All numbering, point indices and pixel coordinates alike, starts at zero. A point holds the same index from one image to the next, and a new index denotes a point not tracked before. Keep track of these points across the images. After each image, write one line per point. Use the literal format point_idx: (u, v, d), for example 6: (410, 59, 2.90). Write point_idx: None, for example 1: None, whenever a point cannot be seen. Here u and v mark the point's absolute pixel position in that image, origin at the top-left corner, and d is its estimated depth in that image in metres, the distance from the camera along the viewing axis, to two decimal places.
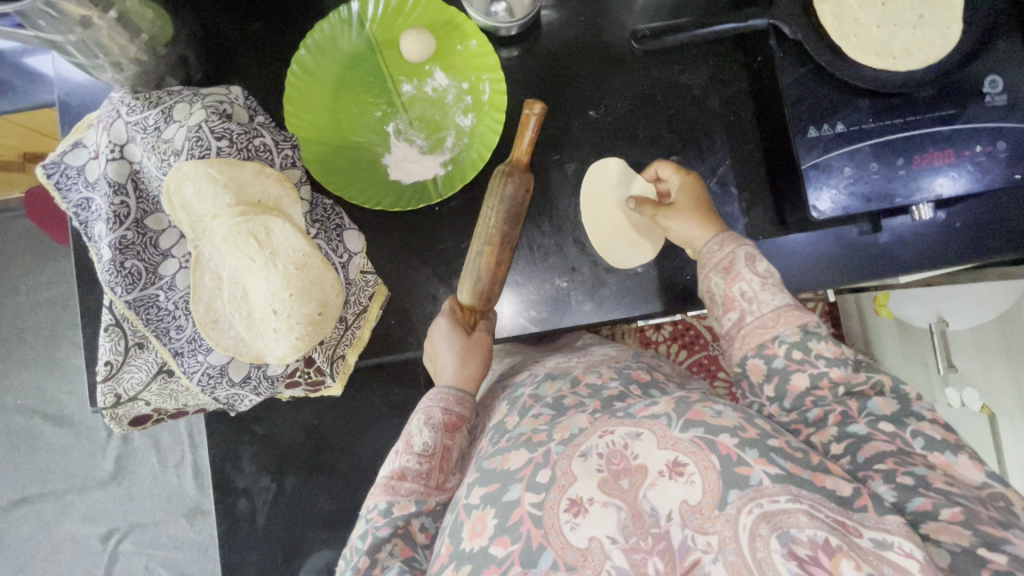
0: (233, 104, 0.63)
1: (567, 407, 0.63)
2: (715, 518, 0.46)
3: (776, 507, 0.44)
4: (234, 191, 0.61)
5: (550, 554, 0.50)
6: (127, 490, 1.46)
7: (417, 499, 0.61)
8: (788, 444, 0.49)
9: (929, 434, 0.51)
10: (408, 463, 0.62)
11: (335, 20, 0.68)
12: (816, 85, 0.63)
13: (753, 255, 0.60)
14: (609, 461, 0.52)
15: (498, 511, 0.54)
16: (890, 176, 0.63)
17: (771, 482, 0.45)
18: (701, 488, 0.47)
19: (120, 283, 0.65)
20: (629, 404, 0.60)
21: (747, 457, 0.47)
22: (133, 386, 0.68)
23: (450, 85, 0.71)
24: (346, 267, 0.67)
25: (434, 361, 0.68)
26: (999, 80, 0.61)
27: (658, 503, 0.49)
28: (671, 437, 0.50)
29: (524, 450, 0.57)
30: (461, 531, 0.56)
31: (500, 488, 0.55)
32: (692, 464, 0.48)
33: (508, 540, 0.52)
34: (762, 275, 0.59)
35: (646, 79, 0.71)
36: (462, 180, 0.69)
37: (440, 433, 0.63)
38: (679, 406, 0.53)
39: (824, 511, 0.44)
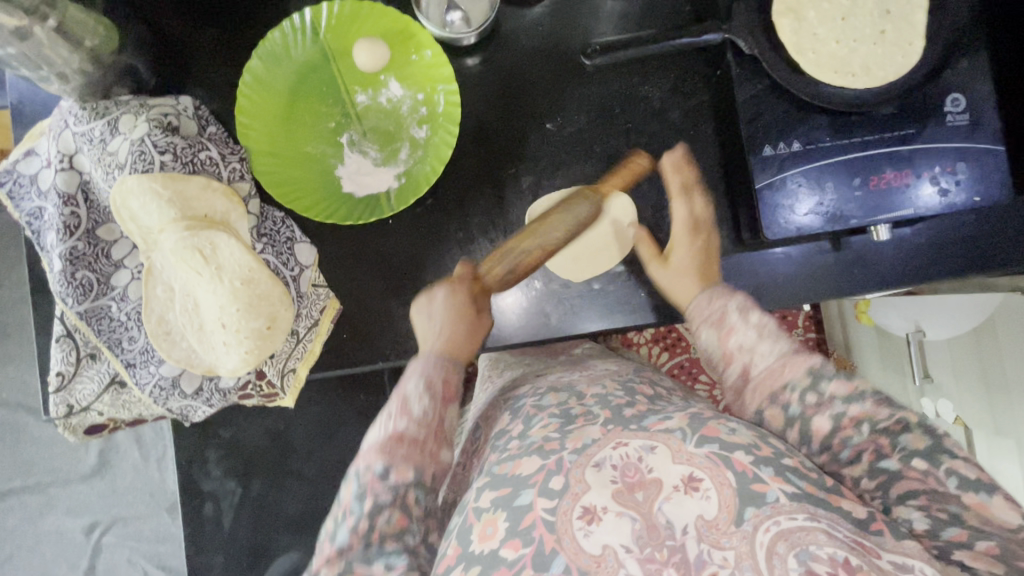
0: (179, 115, 0.63)
1: (576, 415, 0.59)
2: (731, 534, 0.43)
3: (793, 525, 0.43)
4: (179, 206, 0.59)
5: (563, 558, 0.45)
6: (110, 484, 1.47)
7: (417, 466, 0.53)
8: (801, 465, 0.49)
9: (964, 473, 0.46)
10: (406, 424, 0.55)
11: (286, 28, 0.66)
12: (773, 102, 0.62)
13: (745, 308, 0.60)
14: (624, 473, 0.48)
15: (508, 514, 0.49)
16: (845, 196, 0.62)
17: (788, 500, 0.44)
18: (718, 503, 0.45)
19: (71, 293, 0.65)
20: (632, 410, 0.59)
21: (763, 474, 0.46)
22: (85, 397, 0.68)
23: (405, 96, 0.70)
24: (296, 280, 0.67)
25: (422, 332, 0.64)
26: (962, 98, 0.60)
27: (674, 516, 0.45)
28: (687, 452, 0.48)
29: (536, 456, 0.53)
30: (469, 533, 0.50)
31: (512, 492, 0.50)
32: (707, 479, 0.46)
33: (519, 544, 0.47)
34: (756, 325, 0.58)
35: (604, 92, 0.69)
36: (415, 194, 0.68)
37: (437, 401, 0.57)
38: (693, 422, 0.51)
39: (841, 531, 0.44)
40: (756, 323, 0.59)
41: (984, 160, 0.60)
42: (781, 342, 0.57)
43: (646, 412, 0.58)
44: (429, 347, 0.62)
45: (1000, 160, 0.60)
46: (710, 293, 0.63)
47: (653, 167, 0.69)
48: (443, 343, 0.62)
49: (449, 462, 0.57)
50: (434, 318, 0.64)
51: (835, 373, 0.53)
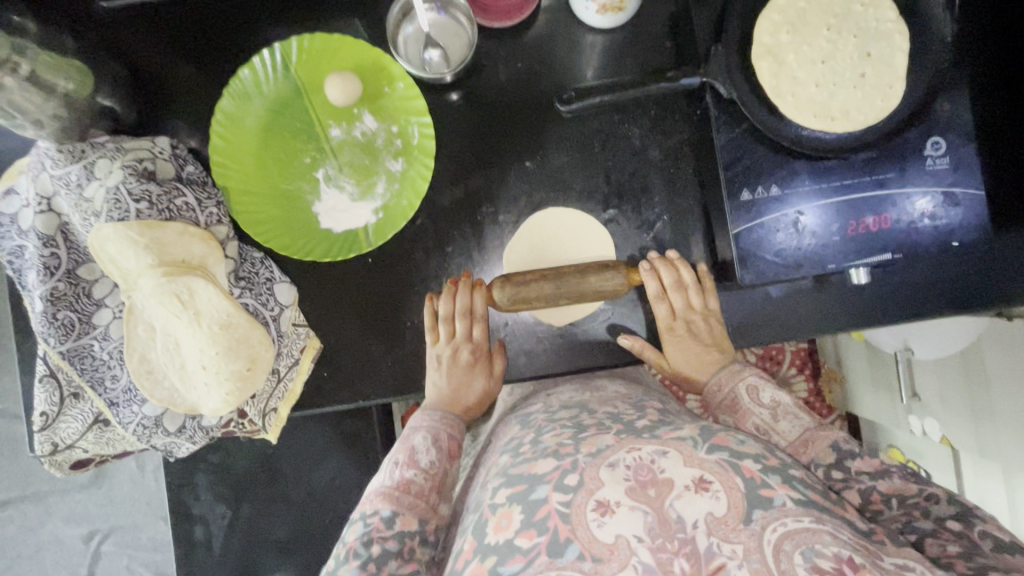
0: (156, 159, 0.63)
1: (589, 424, 0.54)
2: (740, 530, 0.41)
3: (798, 525, 0.41)
4: (156, 252, 0.59)
5: (577, 546, 0.42)
6: (108, 494, 1.40)
7: (422, 516, 0.55)
8: (806, 477, 0.46)
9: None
10: (414, 475, 0.57)
11: (256, 66, 0.66)
12: (752, 146, 0.62)
13: (757, 387, 0.63)
14: (636, 473, 0.45)
15: (525, 506, 0.46)
16: (824, 241, 0.61)
17: (794, 504, 0.43)
18: (727, 502, 0.43)
19: (54, 333, 0.64)
20: (645, 421, 0.54)
21: (770, 480, 0.44)
22: (69, 435, 0.69)
23: (379, 129, 0.69)
24: (277, 321, 0.67)
25: (433, 382, 0.68)
26: (942, 141, 0.60)
27: (685, 511, 0.43)
28: (698, 457, 0.45)
29: (551, 458, 0.49)
30: (484, 526, 0.47)
31: (526, 487, 0.47)
32: (716, 481, 0.43)
33: (535, 532, 0.44)
34: (772, 405, 0.61)
35: (583, 130, 0.69)
36: (393, 229, 0.68)
37: (445, 458, 0.61)
38: (702, 431, 0.48)
39: (845, 532, 0.42)
40: (770, 399, 0.61)
41: (964, 205, 0.60)
42: (797, 417, 0.59)
43: (659, 423, 0.53)
44: (433, 404, 0.67)
45: (978, 204, 0.60)
46: (725, 376, 0.65)
47: (696, 283, 0.66)
48: (447, 394, 0.67)
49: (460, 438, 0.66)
50: (445, 370, 0.67)
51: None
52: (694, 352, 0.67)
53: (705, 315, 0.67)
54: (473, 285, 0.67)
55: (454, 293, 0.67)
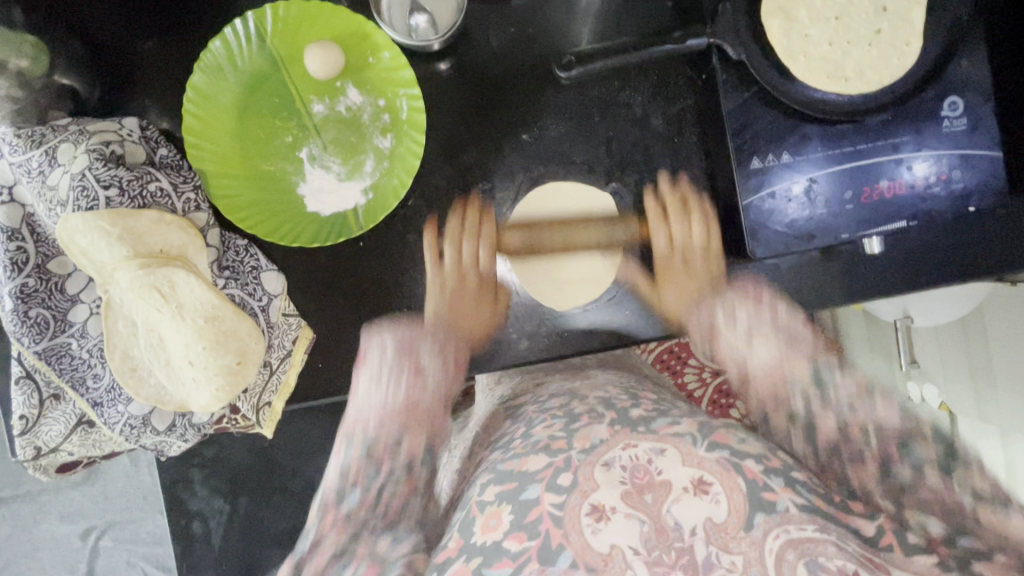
0: (124, 142, 0.58)
1: (581, 412, 0.57)
2: (740, 539, 0.46)
3: (802, 535, 0.46)
4: (131, 242, 0.56)
5: (569, 554, 0.46)
6: (102, 490, 1.37)
7: (427, 440, 0.67)
8: (810, 480, 0.52)
9: (973, 479, 0.53)
10: (419, 394, 0.69)
11: (227, 36, 0.61)
12: (760, 111, 0.58)
13: (731, 312, 0.69)
14: (632, 474, 0.49)
15: (515, 508, 0.49)
16: (836, 210, 0.59)
17: (797, 512, 0.47)
18: (726, 507, 0.47)
19: (27, 332, 0.60)
20: (640, 410, 0.57)
21: (773, 484, 0.49)
22: (53, 438, 0.65)
23: (365, 103, 0.65)
24: (266, 311, 0.63)
25: (433, 303, 0.68)
26: (959, 101, 0.57)
27: (683, 518, 0.47)
28: (697, 456, 0.50)
29: (542, 454, 0.52)
30: (471, 525, 0.51)
31: (517, 487, 0.50)
32: (716, 484, 0.48)
33: (524, 536, 0.48)
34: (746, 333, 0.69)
35: (583, 100, 0.65)
36: (385, 210, 0.64)
37: (448, 373, 0.68)
38: (702, 427, 0.53)
39: (850, 545, 0.46)
40: (744, 326, 0.68)
41: (980, 168, 0.58)
42: (771, 340, 0.68)
43: (655, 414, 0.56)
44: (434, 321, 0.68)
45: (994, 166, 0.58)
46: (698, 303, 0.70)
47: (700, 208, 0.68)
48: (450, 313, 0.68)
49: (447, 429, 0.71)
50: (447, 295, 0.68)
51: (829, 347, 0.55)
52: (687, 285, 0.69)
53: (706, 252, 0.70)
54: (480, 229, 0.67)
55: (461, 233, 0.67)
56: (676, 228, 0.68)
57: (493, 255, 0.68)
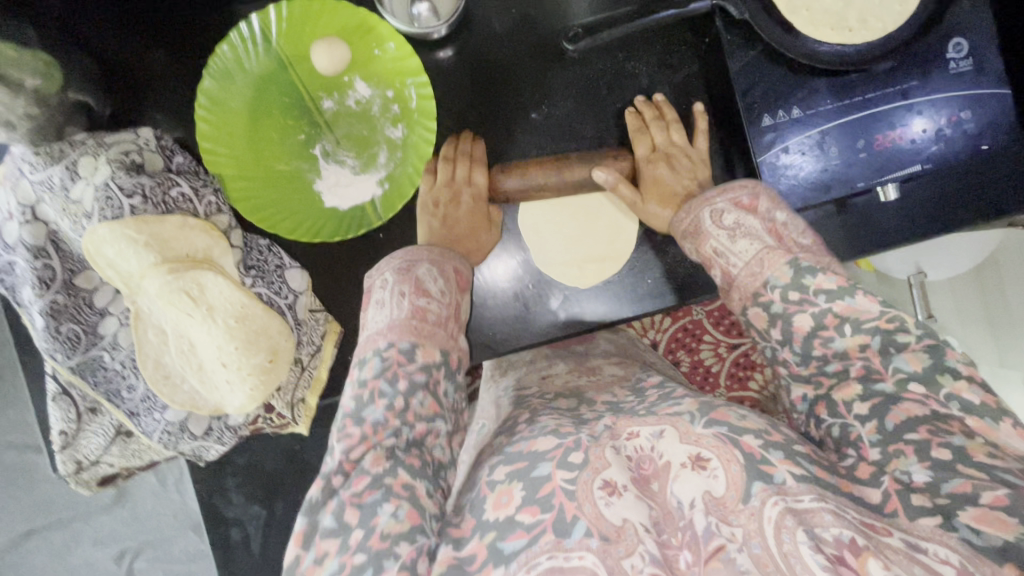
0: (142, 151, 0.59)
1: (589, 420, 0.52)
2: (739, 512, 0.39)
3: (802, 505, 0.38)
4: (157, 248, 0.55)
5: (583, 524, 0.40)
6: (132, 511, 1.37)
7: (428, 437, 0.63)
8: (815, 452, 0.43)
9: (968, 399, 0.41)
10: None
11: (234, 40, 0.61)
12: (766, 70, 0.59)
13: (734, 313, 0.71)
14: (640, 463, 0.45)
15: (526, 483, 0.43)
16: (849, 160, 0.60)
17: (796, 479, 0.40)
18: (725, 481, 0.40)
19: (59, 348, 0.61)
20: (645, 403, 0.53)
21: (772, 457, 0.41)
22: (93, 451, 0.67)
23: (374, 95, 0.66)
24: (293, 308, 0.64)
25: None
26: (963, 43, 0.57)
27: (683, 494, 0.41)
28: (695, 433, 0.43)
29: (551, 436, 0.47)
30: (481, 503, 0.44)
31: (528, 464, 0.44)
32: (714, 458, 0.41)
33: (537, 510, 0.41)
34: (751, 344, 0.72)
35: (588, 74, 0.66)
36: (400, 199, 0.65)
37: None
38: (702, 406, 0.46)
39: (850, 513, 0.38)
40: (751, 329, 0.70)
41: (990, 107, 0.58)
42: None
43: (660, 400, 0.52)
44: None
45: (1005, 105, 0.58)
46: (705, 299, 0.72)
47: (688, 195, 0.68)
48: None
49: (450, 433, 0.66)
50: (451, 302, 0.69)
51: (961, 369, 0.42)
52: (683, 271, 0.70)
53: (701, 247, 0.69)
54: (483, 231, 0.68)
55: (463, 226, 0.68)
56: None
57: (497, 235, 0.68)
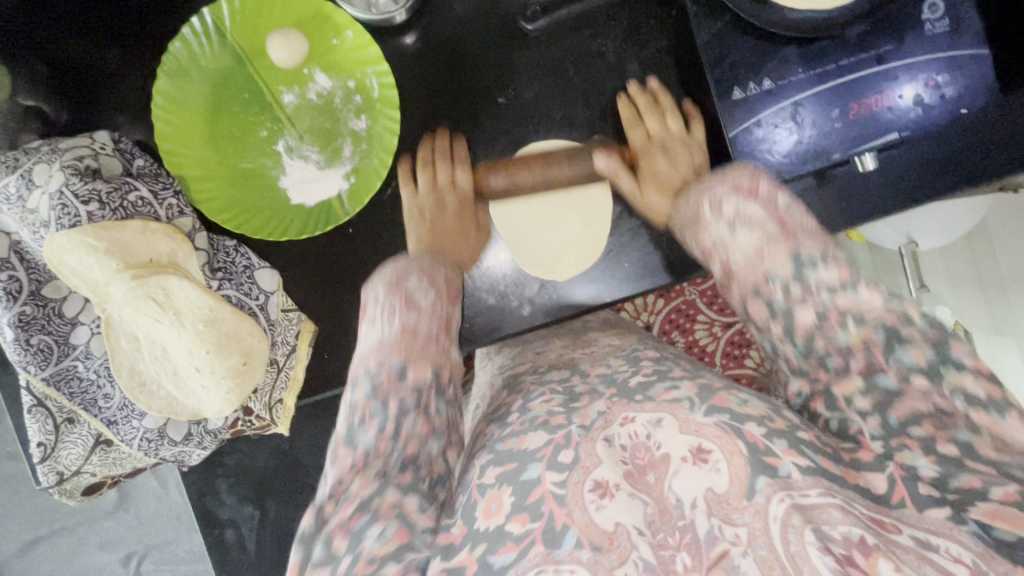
0: (97, 155, 0.57)
1: (581, 392, 0.52)
2: (744, 509, 0.38)
3: (807, 501, 0.37)
4: (120, 255, 0.56)
5: (574, 533, 0.39)
6: (136, 515, 1.37)
7: (435, 363, 0.51)
8: (818, 438, 0.42)
9: (972, 392, 0.39)
10: (417, 319, 0.52)
11: (186, 36, 0.60)
12: (736, 39, 0.58)
13: (719, 196, 0.52)
14: (632, 453, 0.43)
15: (515, 488, 0.42)
16: (825, 131, 0.58)
17: (803, 473, 0.39)
18: (728, 476, 0.40)
19: (32, 360, 0.60)
20: (638, 376, 0.52)
21: (775, 447, 0.40)
22: (73, 462, 0.66)
23: (335, 87, 0.64)
24: (265, 309, 0.63)
25: (415, 233, 0.64)
26: (939, 3, 0.55)
27: (684, 491, 0.40)
28: (695, 422, 0.43)
29: (540, 431, 0.46)
30: (472, 511, 0.43)
31: (516, 466, 0.43)
32: (716, 450, 0.40)
33: (526, 518, 0.41)
34: (732, 216, 0.50)
35: (553, 53, 0.64)
36: (368, 192, 0.64)
37: (444, 300, 0.57)
38: (701, 390, 0.46)
39: (858, 508, 0.38)
40: (732, 212, 0.50)
41: (969, 70, 0.56)
42: (758, 226, 0.48)
43: (655, 378, 0.50)
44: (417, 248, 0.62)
45: (984, 67, 0.56)
46: (684, 192, 0.58)
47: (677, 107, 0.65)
48: (431, 241, 0.63)
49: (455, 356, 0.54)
50: (427, 218, 0.64)
51: (821, 258, 0.45)
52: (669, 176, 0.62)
53: (687, 142, 0.64)
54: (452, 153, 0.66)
55: (433, 164, 0.66)
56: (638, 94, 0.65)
57: (479, 232, 0.67)
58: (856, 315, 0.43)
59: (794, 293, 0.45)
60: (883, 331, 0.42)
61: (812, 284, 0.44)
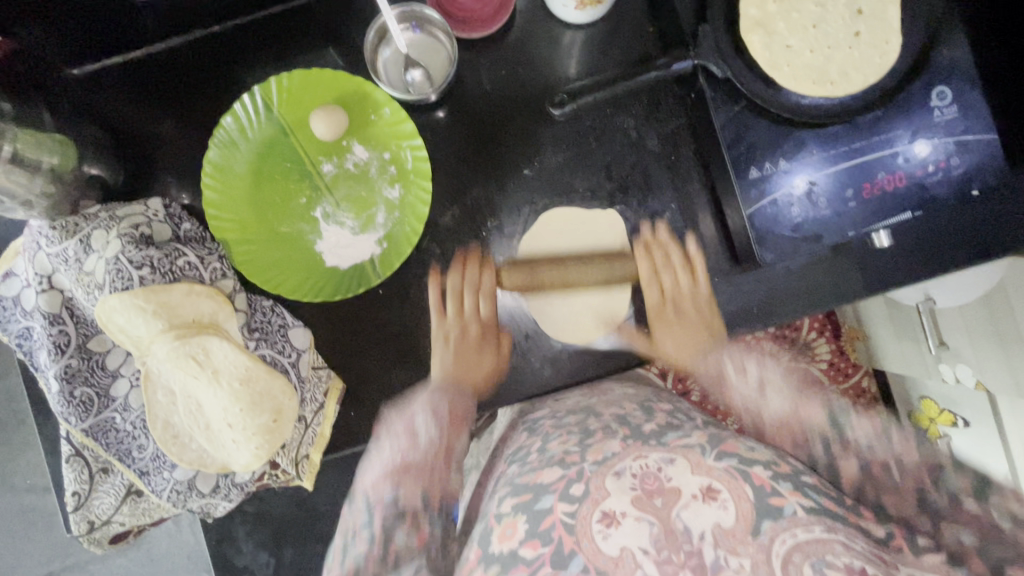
0: (151, 222, 0.62)
1: (595, 429, 0.55)
2: (748, 543, 0.43)
3: (809, 537, 0.43)
4: (166, 316, 0.59)
5: (581, 558, 0.44)
6: (148, 553, 1.37)
7: (423, 488, 0.60)
8: (820, 484, 0.49)
9: (1001, 475, 0.43)
10: (413, 455, 0.62)
11: (238, 113, 0.65)
12: (753, 121, 0.61)
13: (743, 364, 0.70)
14: (642, 482, 0.47)
15: (530, 517, 0.48)
16: (839, 209, 0.60)
17: (805, 513, 0.44)
18: (735, 514, 0.45)
19: (73, 412, 0.63)
20: (651, 424, 0.55)
21: (780, 488, 0.46)
22: (104, 511, 0.68)
23: (371, 157, 0.68)
24: (296, 367, 0.65)
25: (441, 360, 0.68)
26: (947, 90, 0.58)
27: (692, 523, 0.45)
28: (705, 464, 0.48)
29: (557, 467, 0.51)
30: (489, 536, 0.50)
31: (532, 497, 0.49)
32: (723, 490, 0.46)
33: (539, 543, 0.46)
34: (755, 382, 0.69)
35: (577, 130, 0.68)
36: (399, 257, 0.67)
37: (443, 428, 0.64)
38: (711, 439, 0.51)
39: (859, 544, 0.43)
40: (756, 378, 0.69)
41: (982, 155, 0.58)
42: (783, 391, 0.68)
43: (666, 427, 0.54)
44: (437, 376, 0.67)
45: (992, 150, 0.58)
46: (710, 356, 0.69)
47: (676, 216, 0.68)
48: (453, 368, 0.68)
49: (453, 479, 0.63)
50: (452, 347, 0.68)
51: (852, 415, 0.62)
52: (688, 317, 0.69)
53: (697, 301, 0.68)
54: (480, 284, 0.69)
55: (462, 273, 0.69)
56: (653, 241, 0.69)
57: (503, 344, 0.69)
58: (862, 443, 0.59)
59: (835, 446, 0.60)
60: (850, 508, 0.48)
61: (804, 474, 0.49)
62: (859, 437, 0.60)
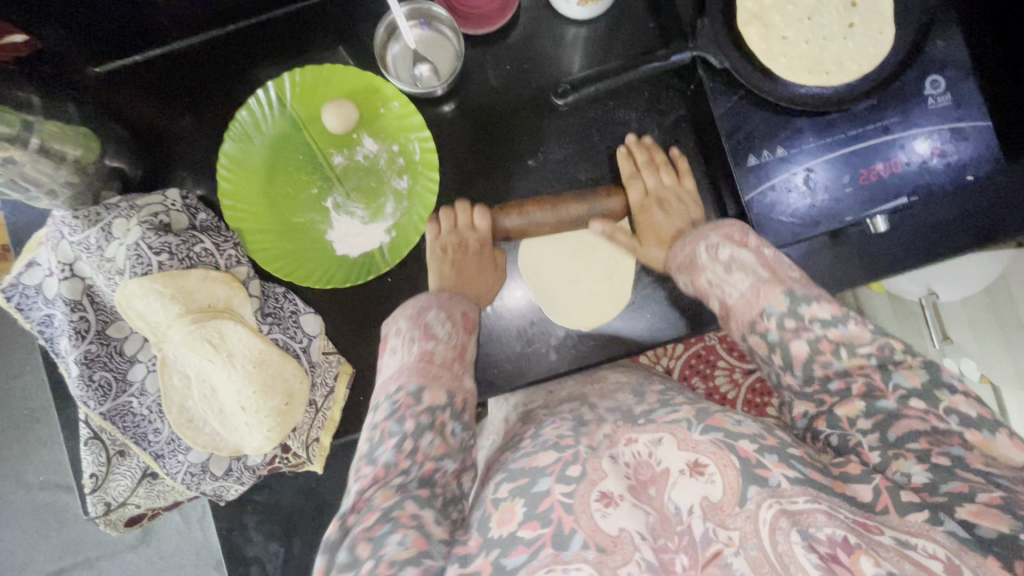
0: (170, 211, 0.65)
1: (588, 420, 0.54)
2: (737, 515, 0.40)
3: (796, 507, 0.39)
4: (183, 300, 0.60)
5: (581, 536, 0.40)
6: (158, 550, 1.38)
7: (450, 389, 0.51)
8: (807, 453, 0.44)
9: (966, 412, 0.41)
10: (435, 346, 0.54)
11: (253, 106, 0.68)
12: (750, 111, 0.62)
13: (715, 244, 0.55)
14: (636, 470, 0.47)
15: (527, 499, 0.43)
16: (836, 194, 0.61)
17: (791, 483, 0.41)
18: (723, 486, 0.42)
19: (92, 396, 0.65)
20: (643, 405, 0.55)
21: (766, 460, 0.42)
22: (120, 493, 0.70)
23: (380, 150, 0.71)
24: (307, 351, 0.68)
25: (436, 272, 0.66)
26: (940, 80, 0.59)
27: (681, 500, 0.43)
28: (693, 439, 0.45)
29: (551, 450, 0.47)
30: (484, 524, 0.44)
31: (528, 481, 0.44)
32: (711, 463, 0.43)
33: (537, 524, 0.41)
34: (726, 259, 0.53)
35: (580, 122, 0.71)
36: (408, 246, 0.69)
37: (458, 330, 0.57)
38: (698, 412, 0.48)
39: (842, 511, 0.39)
40: (727, 255, 0.53)
41: (976, 142, 0.59)
42: (750, 268, 0.52)
43: (658, 405, 0.53)
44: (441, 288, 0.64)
45: (988, 138, 0.59)
46: (681, 241, 0.61)
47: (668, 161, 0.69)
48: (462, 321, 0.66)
49: (470, 388, 0.54)
50: (451, 258, 0.66)
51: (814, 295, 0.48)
52: (665, 228, 0.65)
53: (680, 195, 0.67)
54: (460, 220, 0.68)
55: (456, 211, 0.69)
56: (633, 144, 0.70)
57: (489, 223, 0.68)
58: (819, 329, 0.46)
59: (844, 347, 0.46)
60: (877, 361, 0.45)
61: (806, 318, 0.47)
62: (820, 314, 0.47)
